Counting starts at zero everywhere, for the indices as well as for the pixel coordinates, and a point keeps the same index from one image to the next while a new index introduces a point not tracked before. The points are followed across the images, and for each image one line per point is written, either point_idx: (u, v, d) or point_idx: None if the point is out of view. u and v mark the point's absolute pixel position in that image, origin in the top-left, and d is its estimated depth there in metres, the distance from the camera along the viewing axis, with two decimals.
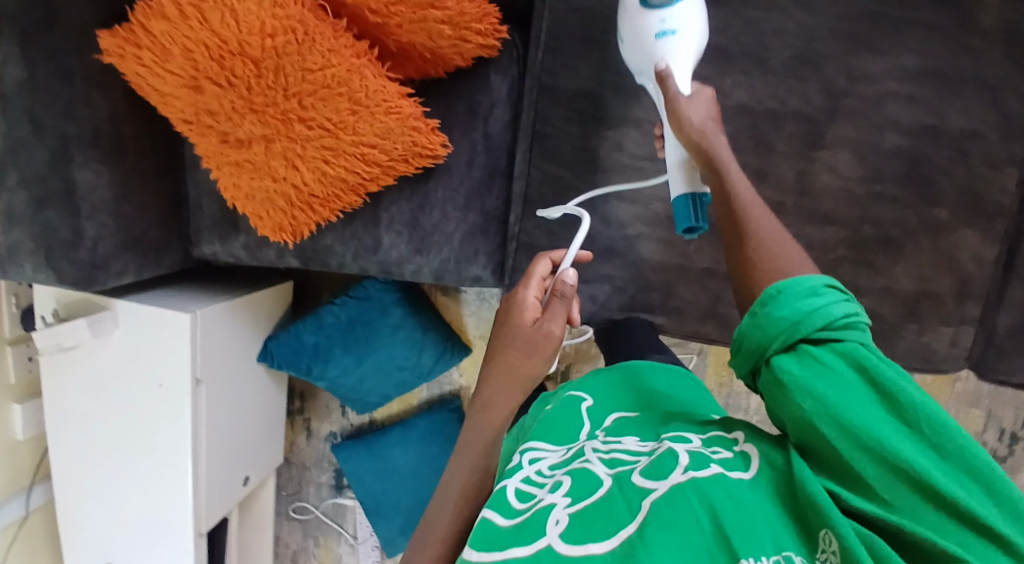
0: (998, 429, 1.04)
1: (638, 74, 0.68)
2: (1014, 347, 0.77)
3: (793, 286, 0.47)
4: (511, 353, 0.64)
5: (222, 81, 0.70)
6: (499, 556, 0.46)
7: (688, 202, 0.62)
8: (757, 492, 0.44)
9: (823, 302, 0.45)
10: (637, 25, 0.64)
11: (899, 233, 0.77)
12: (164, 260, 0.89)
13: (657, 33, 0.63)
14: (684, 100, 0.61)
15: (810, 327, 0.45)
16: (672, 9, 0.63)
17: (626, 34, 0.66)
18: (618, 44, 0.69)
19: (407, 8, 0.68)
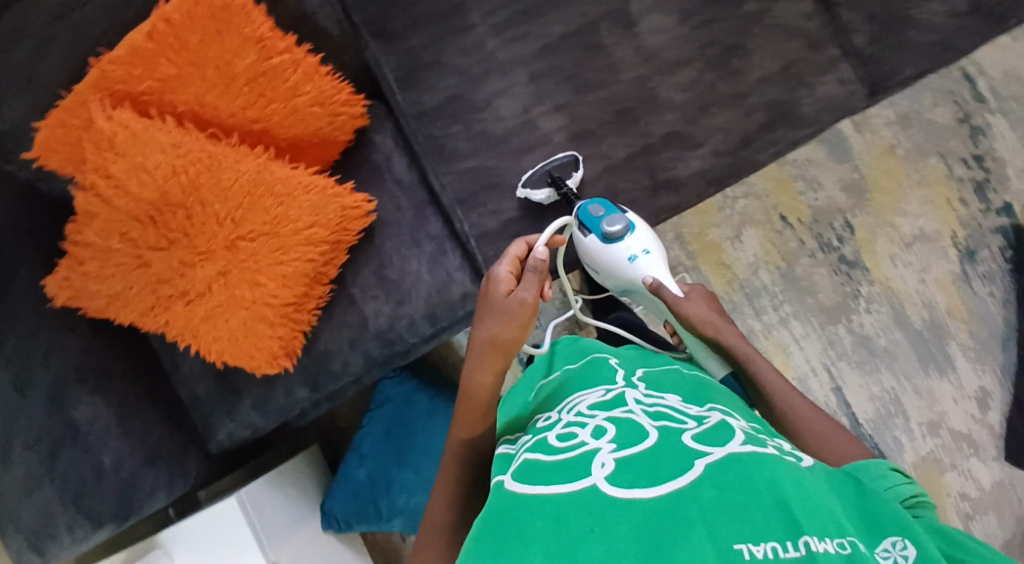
0: (960, 159, 1.15)
1: (627, 290, 0.86)
2: (881, 52, 0.89)
3: (863, 464, 0.53)
4: (487, 322, 0.65)
5: (162, 244, 0.76)
6: (542, 491, 0.45)
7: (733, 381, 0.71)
8: (816, 481, 0.45)
9: (893, 481, 0.50)
10: (614, 259, 0.82)
11: (735, 38, 0.89)
12: (187, 467, 0.85)
13: (631, 259, 0.81)
14: (683, 304, 0.75)
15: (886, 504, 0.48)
16: (634, 240, 0.81)
17: (602, 267, 0.84)
18: (594, 271, 0.86)
19: (279, 104, 0.79)
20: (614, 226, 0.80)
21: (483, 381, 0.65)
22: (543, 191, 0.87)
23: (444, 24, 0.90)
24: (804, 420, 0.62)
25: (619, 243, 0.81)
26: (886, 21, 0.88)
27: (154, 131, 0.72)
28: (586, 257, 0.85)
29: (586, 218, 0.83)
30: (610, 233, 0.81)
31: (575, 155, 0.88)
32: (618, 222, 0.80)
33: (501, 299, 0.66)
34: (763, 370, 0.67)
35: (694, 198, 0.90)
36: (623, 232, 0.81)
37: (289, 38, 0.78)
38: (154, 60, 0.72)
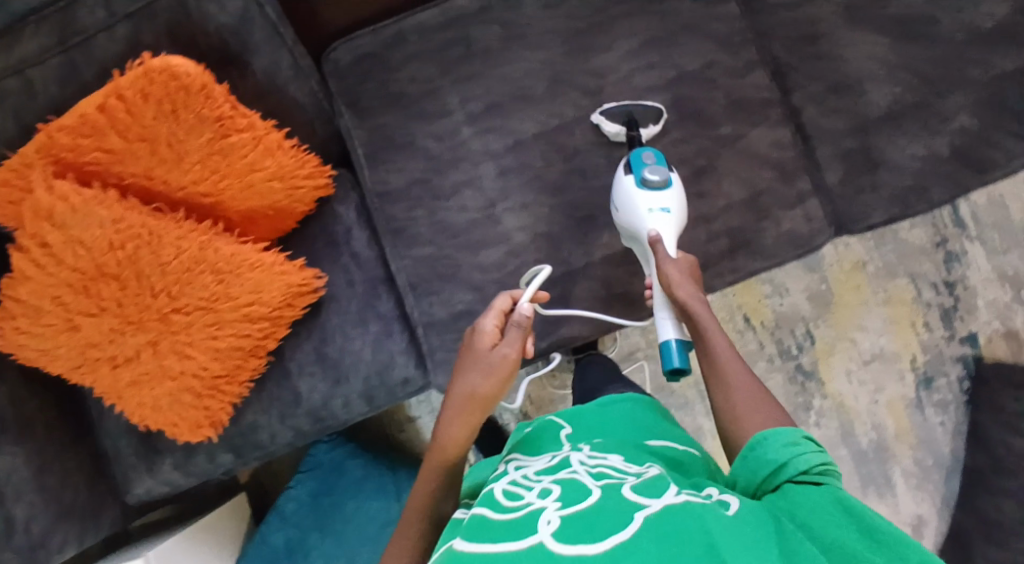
0: (930, 284, 1.13)
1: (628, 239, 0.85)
2: (851, 191, 0.88)
3: (772, 433, 0.59)
4: (471, 375, 0.71)
5: (94, 310, 0.75)
6: (491, 550, 0.48)
7: (676, 346, 0.75)
8: (742, 520, 0.50)
9: (802, 450, 0.57)
10: (634, 205, 0.80)
11: (706, 160, 0.88)
12: (101, 520, 0.87)
13: (648, 211, 0.79)
14: (670, 264, 0.75)
15: (791, 471, 0.56)
16: (663, 196, 0.79)
17: (620, 207, 0.82)
18: (611, 211, 0.84)
19: (232, 179, 0.77)
20: (656, 176, 0.79)
21: (457, 432, 0.71)
22: (616, 125, 0.87)
23: (418, 106, 0.89)
24: (734, 389, 0.67)
25: (647, 192, 0.79)
26: (859, 160, 0.88)
27: (93, 204, 0.71)
28: (613, 196, 0.83)
29: (633, 161, 0.81)
30: (646, 179, 0.79)
31: (662, 111, 0.88)
32: (658, 172, 0.79)
33: (483, 353, 0.72)
34: (713, 334, 0.70)
35: (645, 315, 0.89)
36: (659, 184, 0.79)
37: (251, 114, 0.77)
38: (102, 132, 0.70)
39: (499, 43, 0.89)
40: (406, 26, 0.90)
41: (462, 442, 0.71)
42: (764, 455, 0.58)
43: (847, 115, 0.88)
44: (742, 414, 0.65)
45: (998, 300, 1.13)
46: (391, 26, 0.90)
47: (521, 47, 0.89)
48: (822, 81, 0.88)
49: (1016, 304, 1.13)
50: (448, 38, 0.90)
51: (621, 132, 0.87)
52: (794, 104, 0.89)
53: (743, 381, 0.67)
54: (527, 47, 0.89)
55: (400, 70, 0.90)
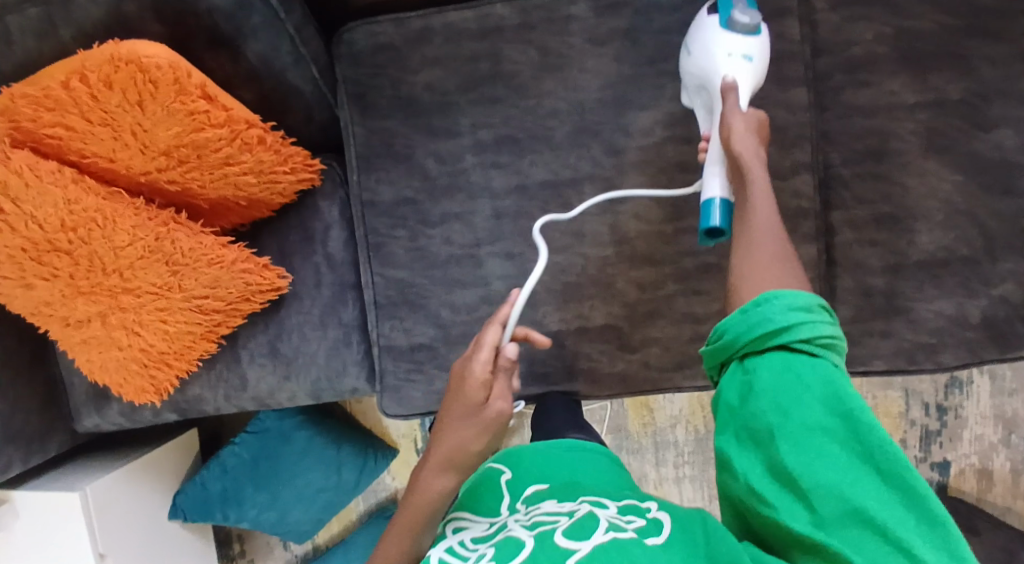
0: (922, 403, 1.08)
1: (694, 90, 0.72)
2: (857, 330, 0.81)
3: (782, 296, 0.48)
4: (461, 431, 0.64)
5: (45, 276, 0.73)
6: None
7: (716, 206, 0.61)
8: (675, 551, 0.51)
9: (810, 320, 0.46)
10: (711, 47, 0.66)
11: (717, 258, 0.81)
12: (51, 443, 0.90)
13: (727, 55, 0.65)
14: (736, 116, 0.61)
15: (789, 338, 0.46)
16: (749, 42, 0.65)
17: (694, 48, 0.69)
18: (684, 54, 0.71)
19: (202, 172, 0.73)
20: (745, 16, 0.64)
21: (442, 483, 0.66)
22: None
23: (427, 119, 0.82)
24: (757, 252, 0.53)
25: (730, 35, 0.65)
26: (880, 302, 0.80)
27: (50, 182, 0.68)
28: (692, 39, 0.70)
29: (723, 1, 0.67)
30: (734, 20, 0.65)
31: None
32: (750, 14, 0.64)
33: (473, 406, 0.64)
34: (760, 189, 0.56)
35: (605, 394, 0.85)
36: (746, 26, 0.65)
37: (231, 107, 0.71)
38: (64, 109, 0.65)
39: (532, 70, 0.80)
40: (435, 21, 0.80)
41: (444, 497, 0.66)
42: (764, 316, 0.47)
43: (887, 250, 0.80)
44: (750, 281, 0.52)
45: (985, 437, 1.08)
46: (418, 19, 0.80)
47: (554, 82, 0.80)
48: (873, 208, 0.79)
49: (1002, 447, 1.08)
50: (477, 50, 0.80)
51: None
52: (831, 222, 0.81)
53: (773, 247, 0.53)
54: (561, 83, 0.80)
55: (416, 71, 0.81)
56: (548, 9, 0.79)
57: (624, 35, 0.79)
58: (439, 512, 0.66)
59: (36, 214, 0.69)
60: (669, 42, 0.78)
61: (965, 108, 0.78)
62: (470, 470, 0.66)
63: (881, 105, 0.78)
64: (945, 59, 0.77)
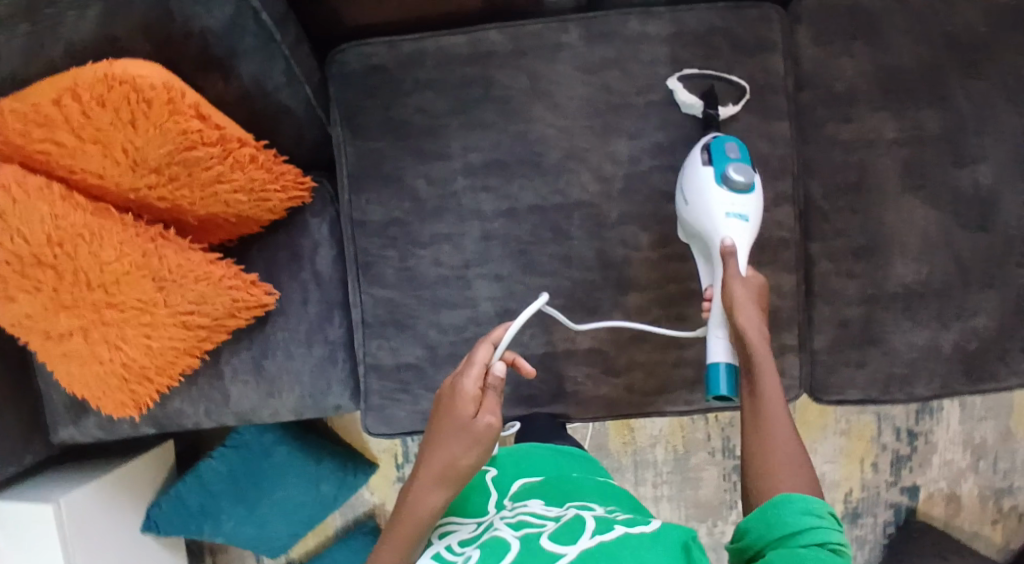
0: (894, 427, 1.10)
1: (691, 238, 0.75)
2: (834, 360, 0.83)
3: (794, 501, 0.49)
4: (450, 444, 0.63)
5: (28, 290, 0.72)
6: None
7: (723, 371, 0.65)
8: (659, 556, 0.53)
9: (817, 521, 0.48)
10: (708, 203, 0.69)
11: (698, 285, 0.82)
12: (26, 455, 0.89)
13: (724, 215, 0.68)
14: (737, 283, 0.64)
15: (802, 539, 0.47)
16: (743, 201, 0.68)
17: (690, 199, 0.71)
18: (679, 200, 0.74)
19: (193, 190, 0.72)
20: (741, 174, 0.68)
21: (431, 501, 0.63)
22: (692, 97, 0.79)
23: (418, 141, 0.82)
24: (775, 435, 0.56)
25: (725, 192, 0.69)
26: (856, 332, 0.82)
27: (35, 196, 0.67)
28: (684, 182, 0.73)
29: (715, 148, 0.71)
30: (729, 176, 0.68)
31: (748, 91, 0.80)
32: (743, 170, 0.68)
33: (462, 419, 0.63)
34: (769, 376, 0.59)
35: (588, 417, 0.86)
36: (742, 185, 0.68)
37: (224, 127, 0.71)
38: (54, 125, 0.65)
39: (524, 95, 0.81)
40: (429, 46, 0.81)
41: (430, 514, 0.62)
42: (779, 516, 0.49)
43: (865, 282, 0.81)
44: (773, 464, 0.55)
45: (953, 462, 1.11)
46: (412, 42, 0.80)
47: (545, 108, 0.81)
48: (851, 240, 0.81)
49: (969, 472, 1.11)
50: (470, 74, 0.81)
51: (694, 105, 0.79)
52: (811, 253, 0.82)
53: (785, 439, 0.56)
54: (552, 110, 0.81)
55: (409, 94, 0.81)
56: (540, 37, 0.80)
57: (615, 65, 0.80)
58: (425, 532, 0.62)
59: (21, 229, 0.68)
60: (658, 72, 0.80)
61: (942, 144, 0.80)
62: (459, 489, 0.64)
63: (862, 141, 0.80)
64: (924, 98, 0.80)
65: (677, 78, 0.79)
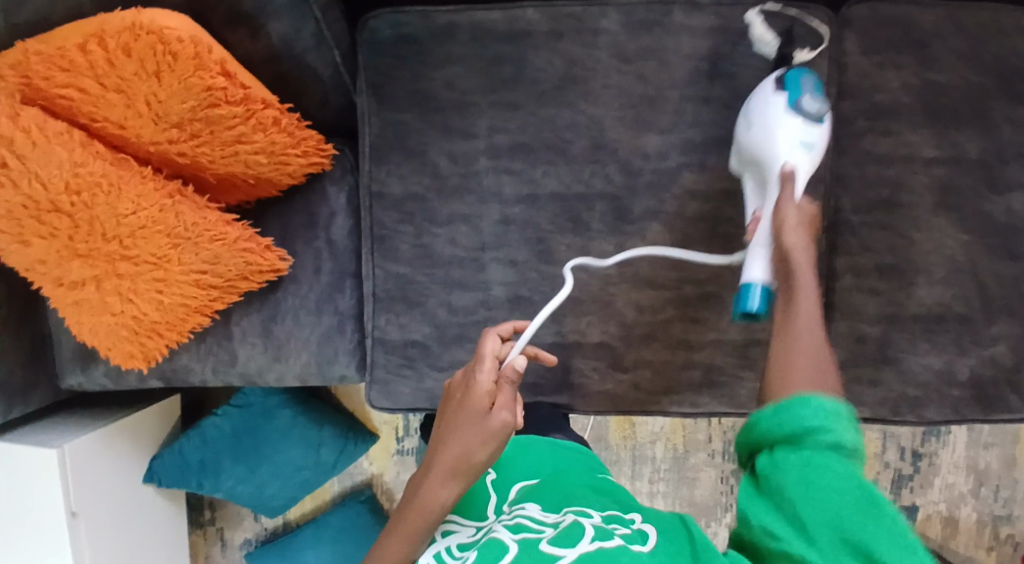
0: (898, 446, 1.09)
1: (748, 166, 0.72)
2: (847, 376, 0.81)
3: (811, 406, 0.44)
4: (465, 437, 0.63)
5: (43, 235, 0.72)
6: None
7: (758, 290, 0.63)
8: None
9: (831, 426, 0.43)
10: (774, 127, 0.66)
11: (716, 289, 0.81)
12: (33, 398, 0.90)
13: (790, 141, 0.65)
14: (793, 205, 0.60)
15: (815, 442, 0.43)
16: (813, 133, 0.65)
17: (755, 125, 0.69)
18: (742, 127, 0.71)
19: (213, 148, 0.72)
20: (815, 104, 0.65)
21: (442, 494, 0.64)
22: (770, 33, 0.75)
23: (445, 117, 0.80)
24: (802, 341, 0.51)
25: (795, 118, 0.65)
26: (872, 351, 0.80)
27: (56, 142, 0.66)
28: (752, 110, 0.70)
29: (790, 79, 0.67)
30: (801, 104, 0.65)
31: (826, 42, 0.76)
32: (817, 101, 0.65)
33: (477, 412, 0.64)
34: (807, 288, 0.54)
35: (591, 410, 0.85)
36: (812, 116, 0.65)
37: (249, 87, 0.70)
38: (78, 72, 0.64)
39: (556, 79, 0.79)
40: (463, 20, 0.79)
41: (442, 506, 0.64)
42: (795, 416, 0.44)
43: (887, 301, 0.79)
44: (789, 373, 0.50)
45: (955, 485, 1.10)
46: (446, 14, 0.79)
47: (576, 94, 0.79)
48: (876, 258, 0.79)
49: (970, 497, 1.10)
50: (503, 53, 0.79)
51: (771, 42, 0.75)
52: (835, 267, 0.80)
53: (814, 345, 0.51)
54: (584, 96, 0.79)
55: (438, 68, 0.79)
56: (578, 20, 0.78)
57: (652, 56, 0.78)
58: (433, 523, 0.64)
59: (39, 174, 0.67)
60: (696, 67, 0.78)
61: (980, 168, 0.77)
62: (470, 483, 0.64)
63: (899, 156, 0.78)
64: (969, 117, 0.77)
65: (759, 12, 0.75)
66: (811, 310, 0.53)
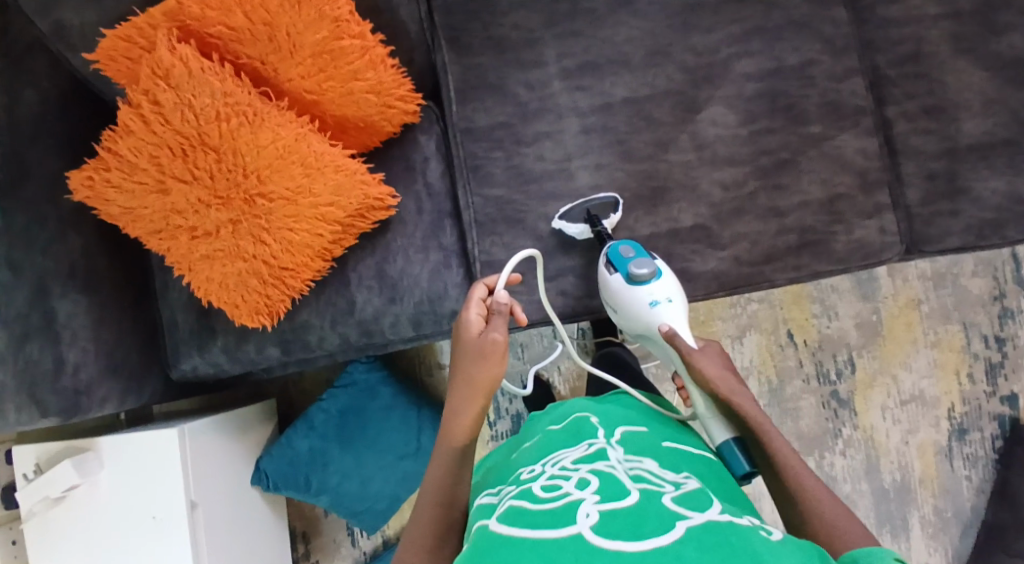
0: (982, 335, 1.12)
1: (639, 334, 0.85)
2: (930, 211, 0.88)
3: (863, 555, 0.50)
4: (466, 366, 0.71)
5: (186, 177, 0.78)
6: (528, 536, 0.50)
7: (736, 448, 0.72)
8: (784, 549, 0.50)
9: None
10: (634, 301, 0.81)
11: (789, 155, 0.89)
12: (145, 390, 0.90)
13: (652, 304, 0.81)
14: (700, 358, 0.75)
15: None
16: (657, 287, 0.81)
17: (621, 308, 0.83)
18: (610, 310, 0.86)
19: (336, 83, 0.81)
20: (643, 270, 0.81)
21: (463, 417, 0.70)
22: (579, 225, 0.87)
23: (516, 54, 0.92)
24: (800, 479, 0.65)
25: (641, 286, 0.81)
26: (943, 184, 0.88)
27: (208, 75, 0.75)
28: (607, 295, 0.85)
29: (615, 257, 0.83)
30: (635, 274, 0.81)
31: (618, 203, 0.89)
32: (645, 265, 0.80)
33: (473, 341, 0.71)
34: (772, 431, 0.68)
35: (701, 294, 0.89)
36: (648, 278, 0.81)
37: (365, 25, 0.80)
38: (229, 10, 0.75)
39: (607, 6, 0.92)
40: None
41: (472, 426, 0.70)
42: None
43: (939, 136, 0.88)
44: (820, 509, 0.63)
45: None
46: None
47: (625, 14, 0.92)
48: (917, 101, 0.89)
49: None
50: None
51: (585, 230, 0.87)
52: (886, 117, 0.90)
53: (810, 481, 0.64)
54: (633, 15, 0.92)
55: (506, 15, 0.92)
56: None
57: None
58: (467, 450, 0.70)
59: (191, 106, 0.75)
60: None
61: (981, 15, 0.90)
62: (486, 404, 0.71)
63: (909, 18, 0.91)
64: None
65: (559, 219, 0.88)
66: (783, 454, 0.66)
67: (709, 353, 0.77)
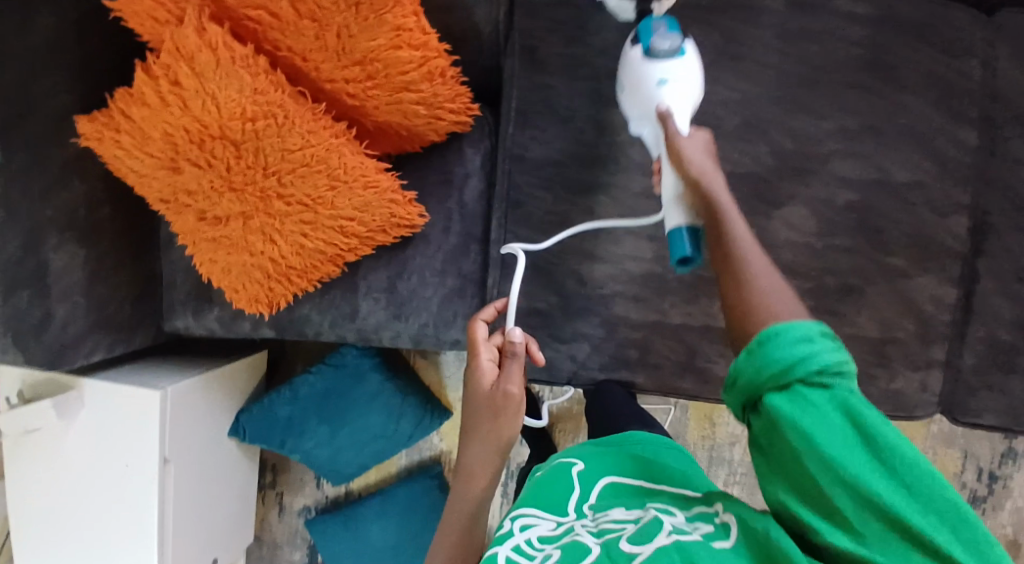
0: (977, 467, 1.10)
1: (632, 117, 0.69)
2: (978, 381, 0.82)
3: (787, 325, 0.45)
4: (481, 422, 0.64)
5: (201, 163, 0.70)
6: None
7: (686, 233, 0.60)
8: None
9: (815, 348, 0.44)
10: (639, 75, 0.65)
11: (857, 282, 0.80)
12: (135, 338, 0.87)
13: (659, 81, 0.64)
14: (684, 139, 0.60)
15: (805, 369, 0.43)
16: (671, 63, 0.63)
17: (627, 83, 0.67)
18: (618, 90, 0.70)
19: (384, 91, 0.70)
20: (667, 42, 0.64)
21: (477, 482, 0.64)
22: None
23: (595, 85, 0.80)
24: (750, 269, 0.52)
25: (654, 60, 0.64)
26: (1003, 357, 0.81)
27: (239, 65, 0.67)
28: (622, 71, 0.69)
29: (642, 30, 0.66)
30: (655, 47, 0.64)
31: None
32: (669, 37, 0.63)
33: (485, 396, 0.64)
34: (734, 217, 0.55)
35: (713, 397, 0.85)
36: (670, 50, 0.64)
37: (430, 32, 0.68)
38: None
39: (713, 54, 0.78)
40: None
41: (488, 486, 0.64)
42: (778, 350, 0.44)
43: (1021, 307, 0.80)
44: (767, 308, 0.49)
45: None
46: None
47: (730, 72, 0.79)
48: (1014, 260, 0.80)
49: None
50: None
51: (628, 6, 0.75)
52: (975, 268, 0.81)
53: (768, 280, 0.51)
54: (739, 74, 0.79)
55: (594, 35, 0.79)
56: None
57: (813, 38, 0.78)
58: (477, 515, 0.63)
59: (217, 97, 0.67)
60: (857, 55, 0.78)
61: None
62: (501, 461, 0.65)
63: None
64: None
65: None
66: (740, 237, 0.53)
67: (699, 140, 0.61)
